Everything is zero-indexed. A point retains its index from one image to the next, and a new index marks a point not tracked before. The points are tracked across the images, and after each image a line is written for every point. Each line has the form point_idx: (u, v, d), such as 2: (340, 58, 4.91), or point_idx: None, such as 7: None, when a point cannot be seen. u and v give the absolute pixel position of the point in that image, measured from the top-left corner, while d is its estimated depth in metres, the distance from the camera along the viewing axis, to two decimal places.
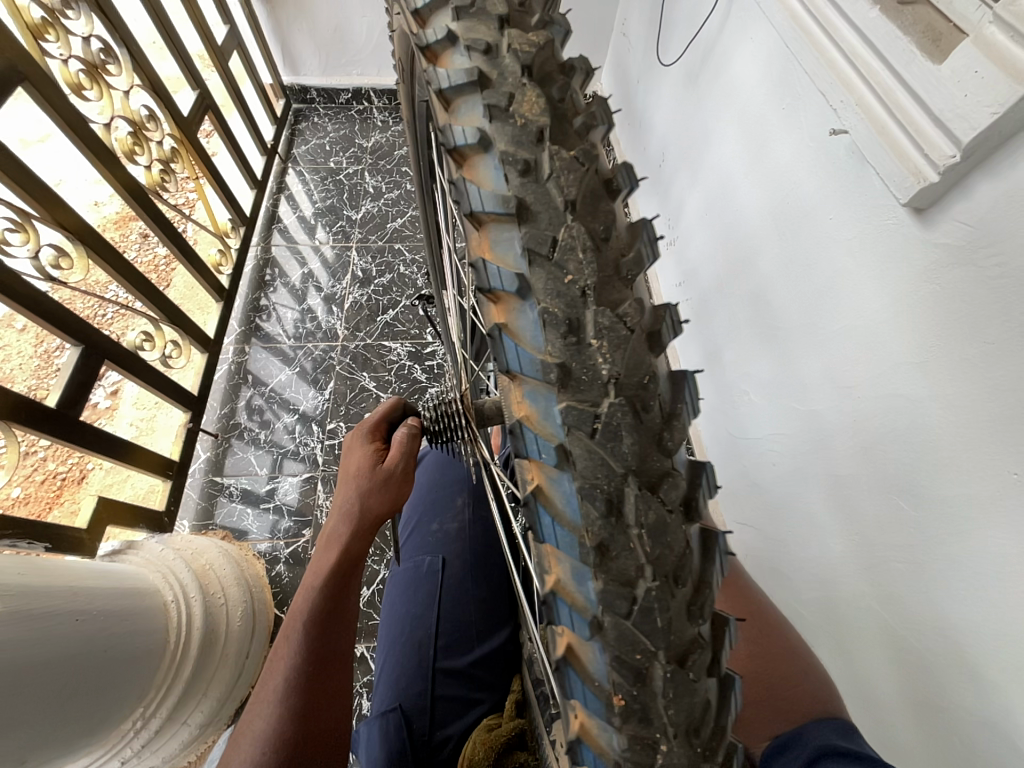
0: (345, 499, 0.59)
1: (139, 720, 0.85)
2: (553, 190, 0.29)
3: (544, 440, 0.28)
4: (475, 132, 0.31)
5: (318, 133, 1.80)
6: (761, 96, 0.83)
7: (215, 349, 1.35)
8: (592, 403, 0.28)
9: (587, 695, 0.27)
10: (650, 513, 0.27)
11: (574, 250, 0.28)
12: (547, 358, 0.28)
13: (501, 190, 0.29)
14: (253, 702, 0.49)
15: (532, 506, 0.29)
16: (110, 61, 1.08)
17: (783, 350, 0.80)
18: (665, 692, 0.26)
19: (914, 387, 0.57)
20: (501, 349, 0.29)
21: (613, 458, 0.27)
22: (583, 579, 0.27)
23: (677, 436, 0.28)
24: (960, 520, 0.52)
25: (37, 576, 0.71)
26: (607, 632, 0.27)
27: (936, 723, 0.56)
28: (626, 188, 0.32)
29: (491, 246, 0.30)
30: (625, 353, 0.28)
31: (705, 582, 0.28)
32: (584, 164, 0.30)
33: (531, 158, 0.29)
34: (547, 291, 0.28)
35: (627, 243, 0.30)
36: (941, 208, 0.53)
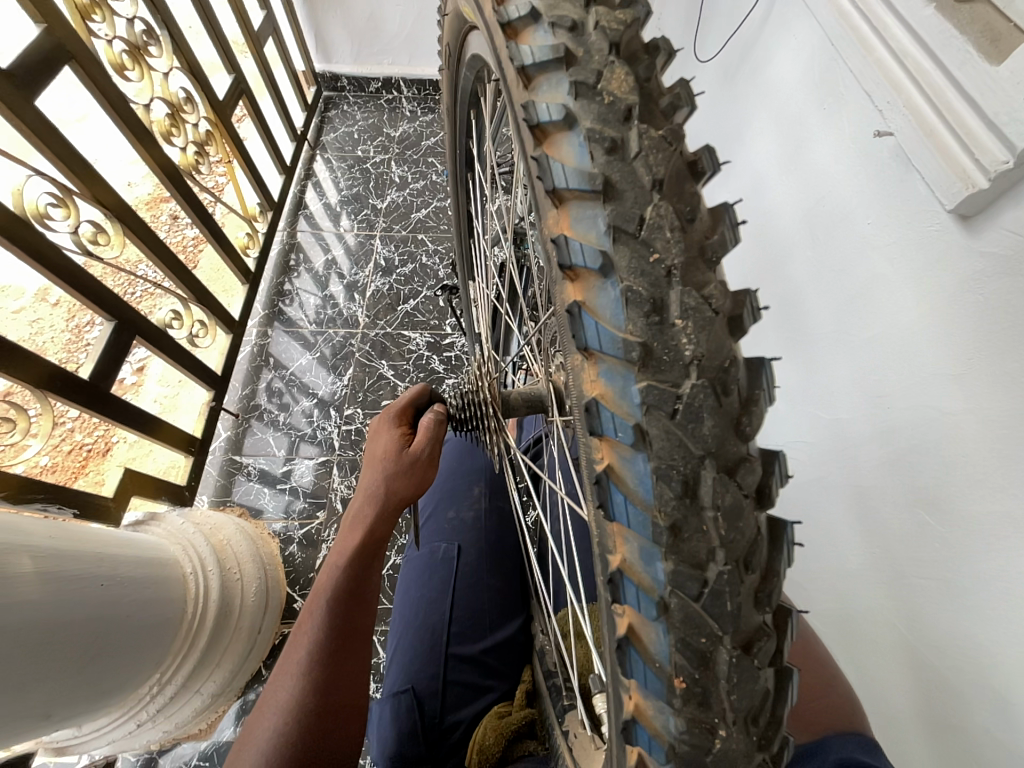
0: (371, 482, 0.59)
1: (155, 685, 0.87)
2: (641, 169, 0.29)
3: (621, 419, 0.27)
4: (560, 109, 0.30)
5: (347, 122, 1.82)
6: (801, 96, 0.82)
7: (239, 331, 1.37)
8: (673, 384, 0.27)
9: (647, 676, 0.27)
10: (726, 496, 0.26)
11: (661, 229, 0.28)
12: (628, 337, 0.27)
13: (586, 168, 0.29)
14: (277, 673, 0.50)
15: (604, 485, 0.28)
16: (152, 43, 1.10)
17: (810, 357, 0.79)
18: (728, 678, 0.26)
19: (948, 400, 0.56)
20: (579, 326, 0.28)
21: (691, 440, 0.26)
22: (651, 559, 0.27)
23: (756, 422, 0.28)
24: (989, 537, 0.51)
25: (68, 539, 0.73)
26: (672, 614, 0.26)
27: (952, 743, 0.56)
28: (710, 171, 0.31)
29: (570, 224, 0.30)
30: (709, 334, 0.27)
31: (773, 570, 0.28)
32: (671, 145, 0.29)
33: (617, 136, 0.29)
34: (631, 270, 0.28)
35: (710, 225, 0.29)
36: (988, 215, 0.52)
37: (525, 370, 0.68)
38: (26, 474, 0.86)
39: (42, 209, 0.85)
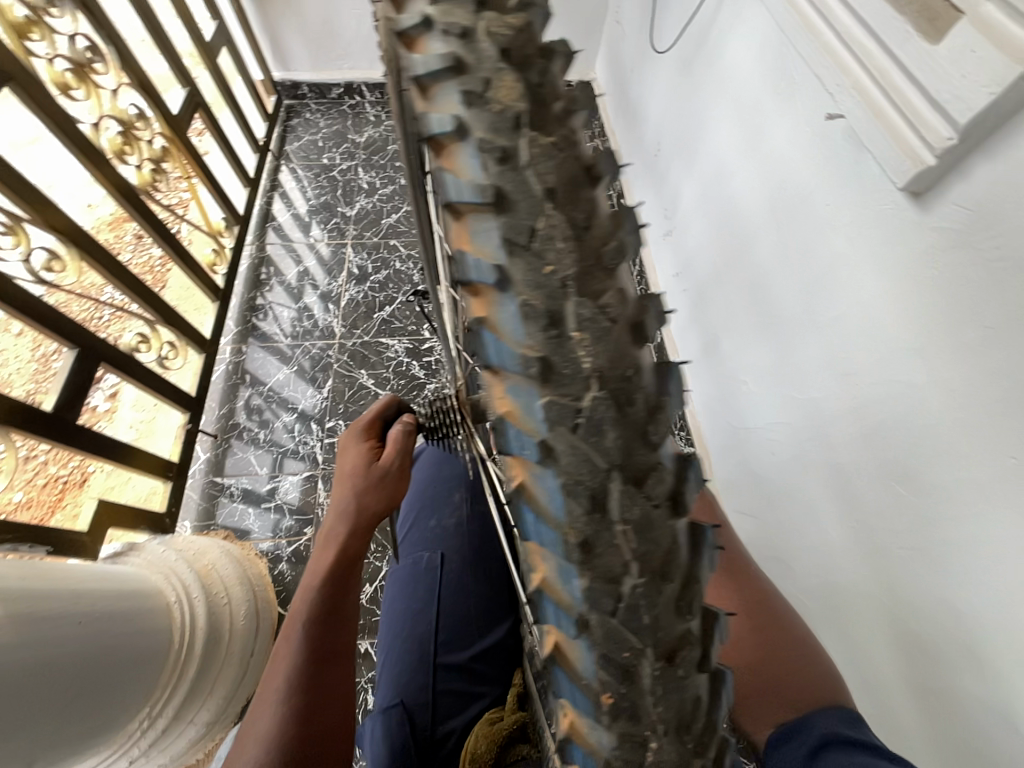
0: (341, 500, 0.59)
1: (145, 719, 0.84)
2: (532, 179, 0.25)
3: (526, 437, 0.24)
4: (452, 120, 0.24)
5: (310, 130, 1.79)
6: (756, 82, 0.83)
7: (211, 350, 1.34)
8: (574, 398, 0.24)
9: (575, 694, 0.25)
10: (634, 509, 0.24)
11: (553, 240, 0.24)
12: (528, 353, 0.24)
13: (477, 179, 0.24)
14: (253, 707, 0.47)
15: (515, 503, 0.25)
16: (97, 60, 1.07)
17: (780, 340, 0.81)
18: (653, 691, 0.25)
19: (913, 374, 0.57)
20: (478, 343, 0.25)
21: (596, 453, 0.24)
22: (567, 577, 0.24)
23: (663, 429, 0.25)
24: (957, 505, 0.53)
25: (40, 580, 0.71)
26: (593, 630, 0.24)
27: (937, 706, 0.57)
28: (608, 176, 0.28)
29: (469, 239, 0.25)
30: (608, 344, 0.24)
31: (695, 577, 0.26)
32: (563, 151, 0.25)
33: (508, 145, 0.24)
34: (527, 283, 0.24)
35: (610, 230, 0.26)
36: (939, 191, 0.53)
37: None
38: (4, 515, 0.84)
39: None
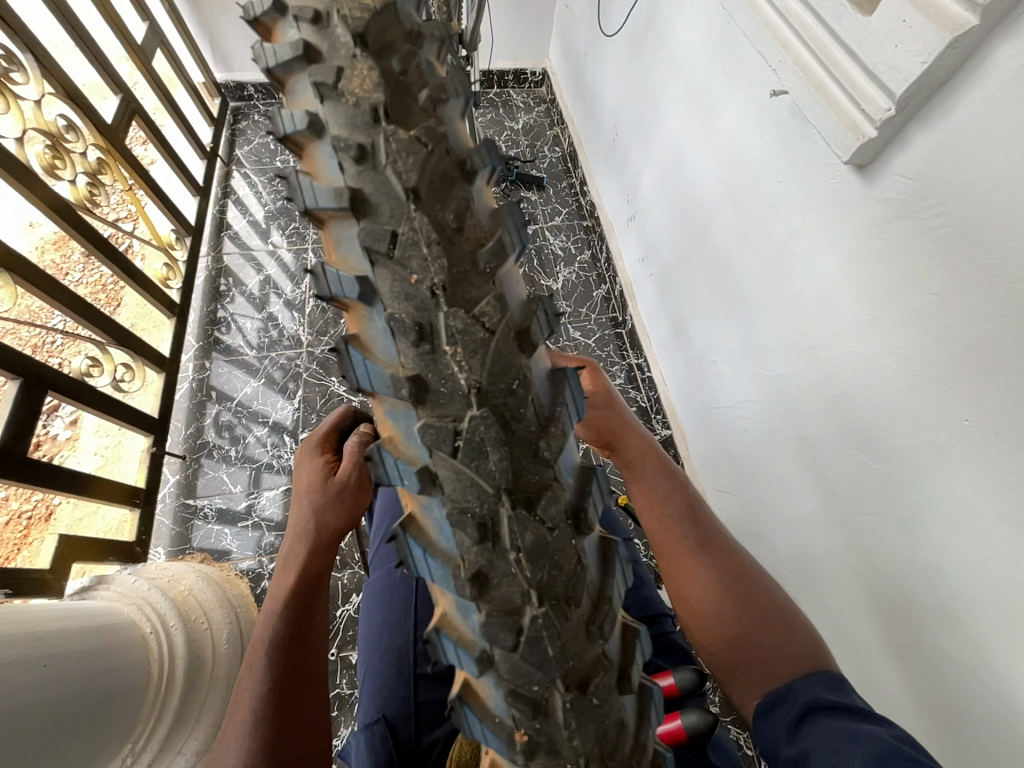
0: (300, 518, 0.57)
1: (128, 757, 0.81)
2: (393, 179, 0.27)
3: (406, 467, 0.26)
4: (306, 119, 0.29)
5: (260, 132, 1.72)
6: (704, 61, 0.82)
7: (172, 368, 1.29)
8: (453, 418, 0.25)
9: (487, 733, 0.25)
10: (526, 536, 0.25)
11: (416, 246, 0.26)
12: (400, 371, 0.26)
13: (339, 184, 0.28)
14: (219, 743, 0.46)
15: (402, 541, 0.26)
16: (14, 68, 0.99)
17: (745, 317, 0.82)
18: (567, 724, 0.24)
19: (869, 344, 0.59)
20: (349, 364, 0.27)
21: (482, 478, 0.25)
22: (466, 611, 0.25)
23: (554, 445, 0.26)
24: (917, 467, 0.54)
25: (2, 624, 0.67)
26: (498, 665, 0.24)
27: (913, 662, 0.59)
28: (484, 169, 0.30)
29: (335, 248, 0.28)
30: (483, 356, 0.26)
31: (603, 596, 0.26)
32: (424, 146, 0.27)
33: (365, 144, 0.28)
34: (393, 295, 0.26)
35: (486, 230, 0.28)
36: (881, 162, 0.54)
37: None
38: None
39: None
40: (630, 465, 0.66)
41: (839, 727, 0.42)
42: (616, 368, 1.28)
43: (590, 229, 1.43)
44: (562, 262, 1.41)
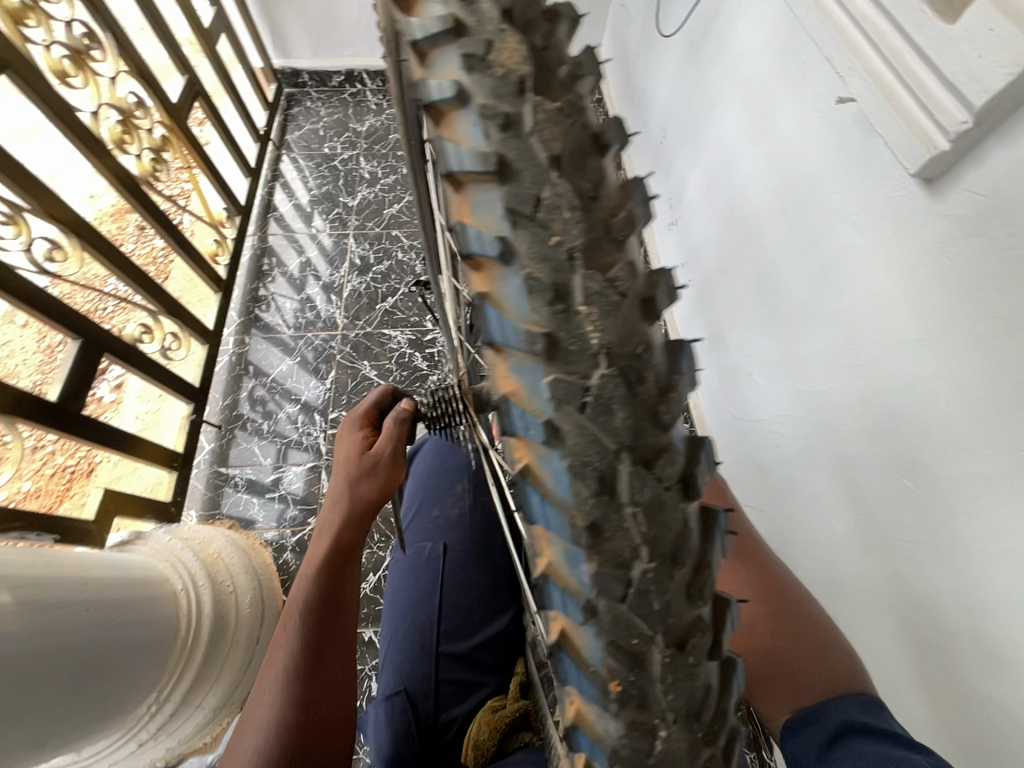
0: (337, 488, 0.58)
1: (154, 703, 0.86)
2: (536, 145, 0.24)
3: (531, 417, 0.24)
4: (451, 85, 0.23)
5: (311, 118, 1.77)
6: (765, 65, 0.80)
7: (214, 341, 1.34)
8: (581, 376, 0.24)
9: (582, 680, 0.25)
10: (644, 491, 0.24)
11: (559, 210, 0.24)
12: (533, 329, 0.23)
13: (480, 147, 0.23)
14: (257, 688, 0.50)
15: (520, 487, 0.25)
16: (95, 46, 1.05)
17: (787, 329, 0.80)
18: (663, 679, 0.25)
19: (921, 365, 0.57)
20: (483, 321, 0.24)
21: (604, 434, 0.24)
22: (575, 561, 0.24)
23: (673, 409, 0.25)
24: (964, 497, 0.52)
25: (50, 567, 0.72)
26: (601, 617, 0.24)
27: (943, 697, 0.58)
28: (616, 144, 0.26)
29: (470, 210, 0.24)
30: (617, 320, 0.24)
31: (705, 562, 0.26)
32: (568, 116, 0.24)
33: (511, 111, 0.24)
34: (532, 255, 0.23)
35: (619, 202, 0.25)
36: (951, 177, 0.52)
37: None
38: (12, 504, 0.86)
39: None
40: None
41: (878, 752, 0.42)
42: None
43: None
44: None
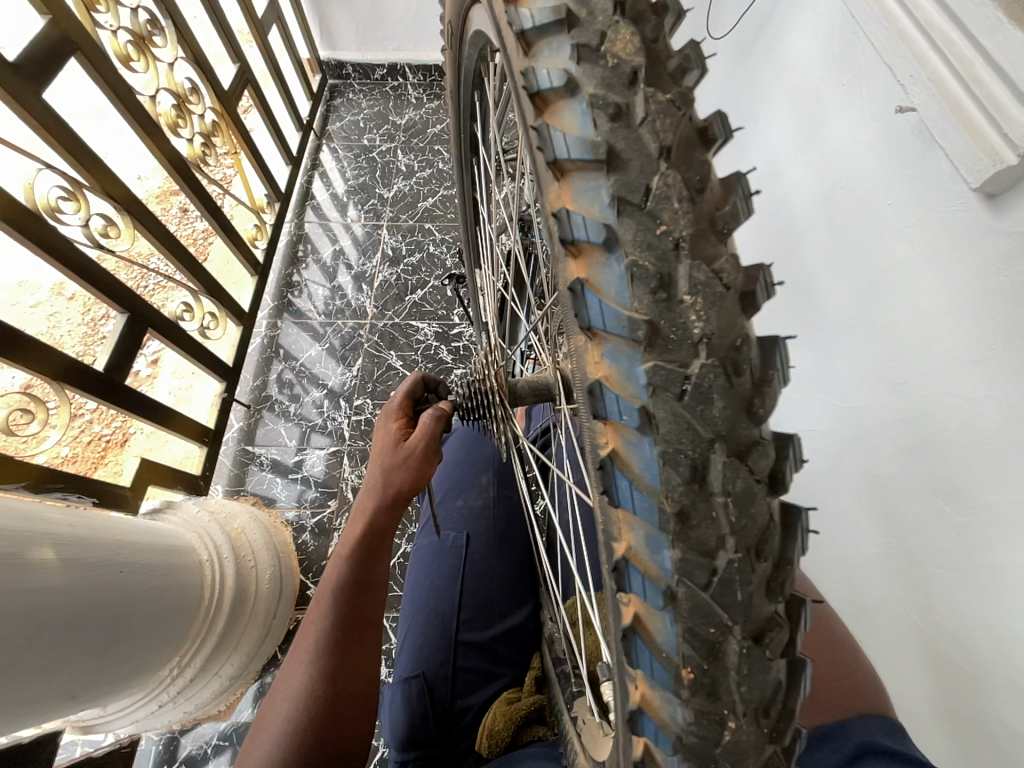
0: (373, 475, 0.60)
1: (175, 668, 0.89)
2: (646, 135, 0.26)
3: (626, 403, 0.26)
4: (562, 75, 0.27)
5: (352, 110, 1.80)
6: (819, 71, 0.79)
7: (249, 322, 1.38)
8: (681, 364, 0.25)
9: (654, 666, 0.26)
10: (737, 481, 0.25)
11: (669, 199, 0.25)
12: (634, 315, 0.25)
13: (588, 136, 0.26)
14: (289, 661, 0.52)
15: (608, 472, 0.26)
16: (156, 32, 1.09)
17: (824, 343, 0.78)
18: (739, 670, 0.25)
19: (969, 386, 0.55)
20: (581, 304, 0.26)
21: (700, 422, 0.25)
22: (658, 548, 0.26)
23: (769, 404, 0.26)
24: (1009, 526, 0.50)
25: (89, 527, 0.75)
26: (680, 603, 0.25)
27: (968, 733, 0.55)
28: (721, 139, 0.28)
29: (573, 197, 0.27)
30: (719, 310, 0.25)
31: (786, 559, 0.26)
32: (680, 109, 0.27)
33: (622, 102, 0.26)
34: (636, 243, 0.25)
35: (722, 196, 0.27)
36: (1015, 193, 0.50)
37: (532, 360, 0.67)
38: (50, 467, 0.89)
39: (53, 202, 0.86)
40: None
41: None
42: None
43: None
44: None
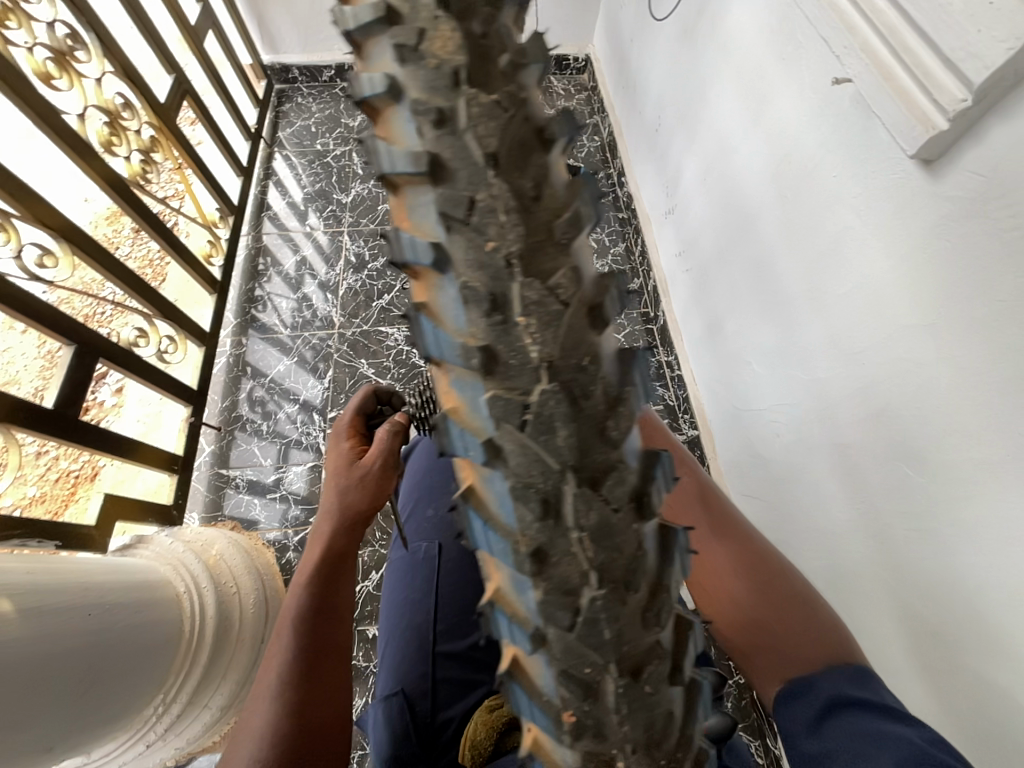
0: (328, 498, 0.60)
1: (161, 705, 0.86)
2: (472, 143, 0.19)
3: (471, 436, 0.20)
4: (380, 6, 0.19)
5: (302, 115, 1.74)
6: (761, 47, 0.78)
7: (211, 342, 1.34)
8: (522, 392, 0.19)
9: (534, 709, 0.21)
10: (591, 514, 0.19)
11: (495, 212, 0.19)
12: (470, 342, 0.19)
13: (413, 146, 0.19)
14: (250, 703, 0.50)
15: (463, 510, 0.21)
16: (79, 47, 1.04)
17: (784, 318, 0.79)
18: (619, 707, 0.20)
19: (921, 352, 0.55)
20: (417, 332, 0.20)
21: (548, 452, 0.19)
22: (522, 588, 0.20)
23: (624, 423, 0.20)
24: (967, 486, 0.51)
25: (46, 572, 0.71)
26: (551, 645, 0.20)
27: (945, 685, 0.57)
28: (564, 136, 0.21)
29: (407, 214, 0.20)
30: (559, 332, 0.19)
31: (664, 586, 0.21)
32: (509, 110, 0.19)
33: (427, 26, 0.19)
34: (467, 263, 0.19)
35: (565, 199, 0.20)
36: (951, 159, 0.51)
37: None
38: (19, 510, 0.87)
39: None
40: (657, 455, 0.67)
41: (865, 727, 0.42)
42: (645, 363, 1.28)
43: (625, 221, 1.42)
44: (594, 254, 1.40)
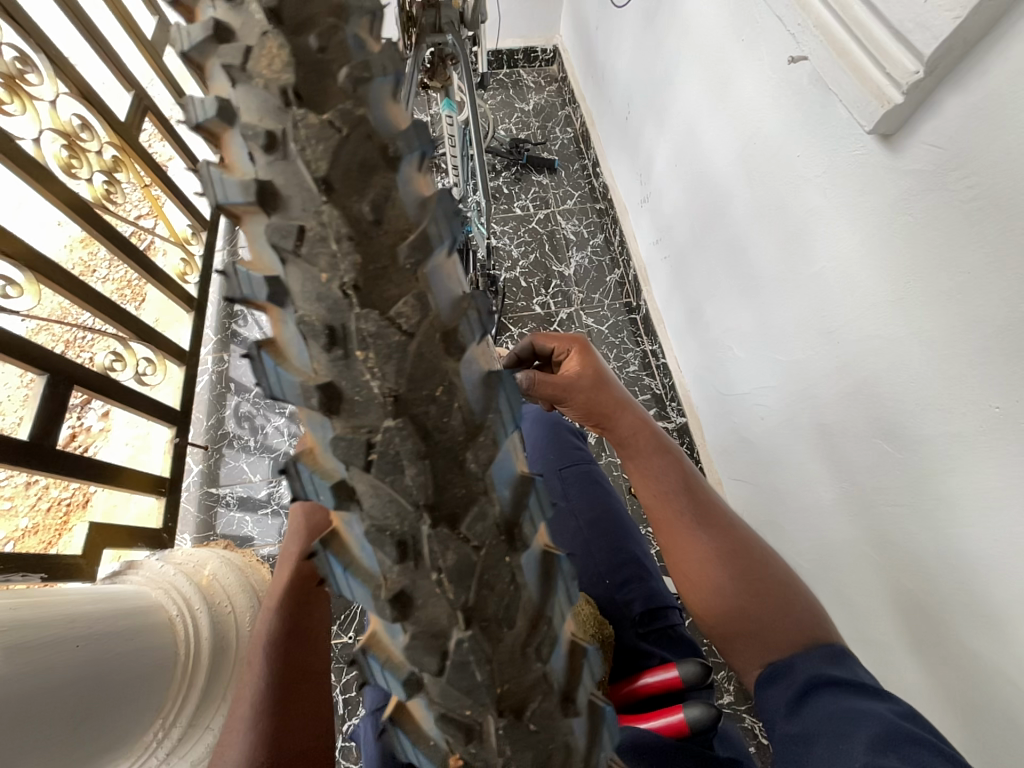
0: (295, 522, 0.61)
1: (160, 730, 0.85)
2: (302, 168, 0.26)
3: (320, 480, 0.26)
4: (214, 104, 0.27)
5: None
6: (720, 28, 0.77)
7: (192, 361, 1.31)
8: (368, 430, 0.25)
9: (420, 755, 0.26)
10: (447, 556, 0.25)
11: (324, 242, 0.26)
12: (312, 378, 0.26)
13: (245, 177, 0.27)
14: (223, 737, 0.50)
15: (324, 557, 0.27)
16: (29, 70, 0.99)
17: (760, 301, 0.79)
18: (502, 751, 0.24)
19: (892, 328, 0.56)
20: (262, 369, 0.27)
21: (401, 494, 0.25)
22: (394, 633, 0.25)
23: (480, 456, 0.26)
24: (943, 458, 0.52)
25: (31, 608, 0.70)
26: (429, 689, 0.25)
27: (933, 655, 0.58)
28: (411, 153, 0.28)
29: (252, 245, 0.28)
30: (397, 364, 0.26)
31: (542, 617, 0.26)
32: (339, 131, 0.26)
33: (274, 129, 0.26)
34: (306, 296, 0.26)
35: (412, 221, 0.27)
36: (909, 132, 0.50)
37: None
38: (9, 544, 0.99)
39: None
40: (631, 444, 0.66)
41: (841, 707, 0.43)
42: (630, 354, 1.24)
43: (602, 212, 1.40)
44: (574, 246, 1.37)
